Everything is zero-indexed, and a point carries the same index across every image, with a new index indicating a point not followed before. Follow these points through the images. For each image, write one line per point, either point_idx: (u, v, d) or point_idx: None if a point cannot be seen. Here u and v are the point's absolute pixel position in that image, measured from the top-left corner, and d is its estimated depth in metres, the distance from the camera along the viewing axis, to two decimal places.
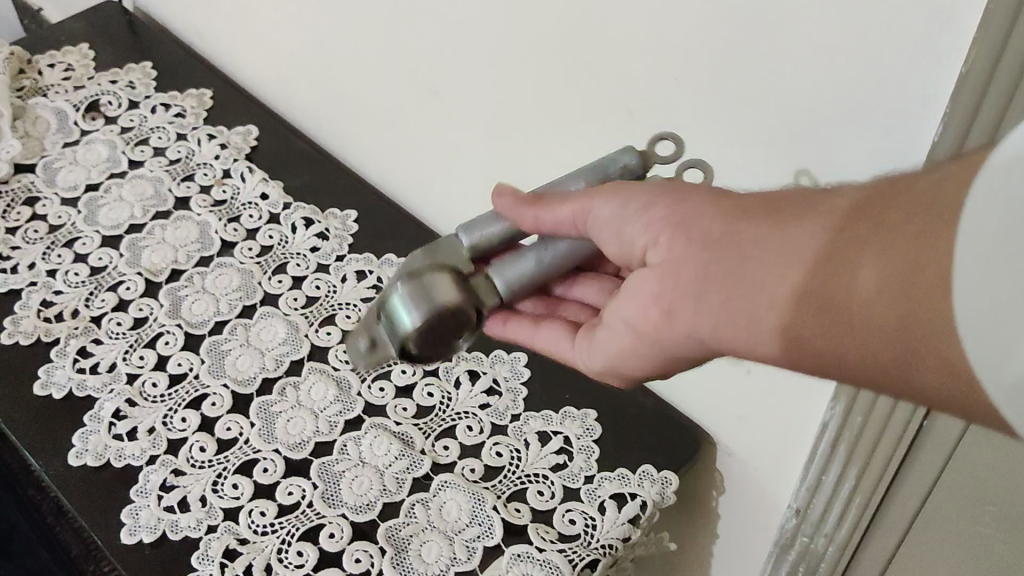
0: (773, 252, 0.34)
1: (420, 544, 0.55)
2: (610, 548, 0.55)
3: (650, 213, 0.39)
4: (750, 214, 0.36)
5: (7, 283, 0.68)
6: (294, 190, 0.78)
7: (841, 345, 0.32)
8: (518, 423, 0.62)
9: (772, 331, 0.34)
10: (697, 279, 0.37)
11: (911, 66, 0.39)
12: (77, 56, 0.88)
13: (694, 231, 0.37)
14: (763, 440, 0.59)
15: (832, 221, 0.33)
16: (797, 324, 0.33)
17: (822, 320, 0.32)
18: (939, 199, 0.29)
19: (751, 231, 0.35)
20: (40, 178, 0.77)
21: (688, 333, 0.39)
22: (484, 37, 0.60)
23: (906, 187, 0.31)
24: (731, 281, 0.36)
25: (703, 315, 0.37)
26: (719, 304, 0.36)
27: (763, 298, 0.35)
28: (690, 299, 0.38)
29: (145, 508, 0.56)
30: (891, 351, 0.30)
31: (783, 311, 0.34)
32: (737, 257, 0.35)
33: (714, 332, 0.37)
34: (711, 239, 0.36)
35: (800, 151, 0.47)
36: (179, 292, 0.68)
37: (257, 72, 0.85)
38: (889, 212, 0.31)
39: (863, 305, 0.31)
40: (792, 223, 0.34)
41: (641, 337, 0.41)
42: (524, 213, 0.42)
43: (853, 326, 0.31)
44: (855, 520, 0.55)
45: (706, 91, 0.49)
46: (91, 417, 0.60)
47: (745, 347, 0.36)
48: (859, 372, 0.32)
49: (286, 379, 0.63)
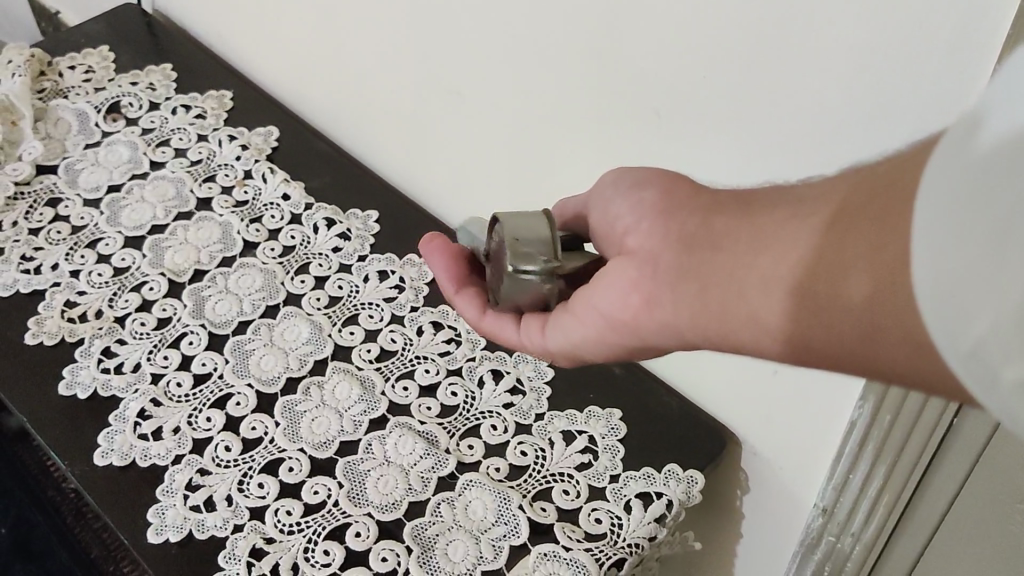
0: (748, 241, 0.36)
1: (447, 543, 0.54)
2: (637, 547, 0.55)
3: (641, 197, 0.42)
4: (727, 208, 0.38)
5: (31, 284, 0.68)
6: (315, 191, 0.78)
7: (814, 326, 0.33)
8: (542, 423, 0.62)
9: (752, 323, 0.35)
10: (678, 272, 0.38)
11: (945, 62, 0.39)
12: (98, 58, 0.89)
13: (679, 221, 0.39)
14: (788, 440, 0.59)
15: (805, 210, 0.34)
16: (788, 310, 0.34)
17: (796, 305, 0.33)
18: (901, 185, 0.31)
19: (731, 221, 0.37)
20: (62, 179, 0.77)
21: (668, 320, 0.39)
22: (509, 36, 0.60)
23: (873, 176, 0.32)
24: (712, 272, 0.37)
25: (681, 306, 0.38)
26: (700, 295, 0.37)
27: (735, 288, 0.36)
28: (671, 290, 0.39)
29: (171, 508, 0.56)
30: (864, 328, 0.31)
31: (774, 301, 0.34)
32: (715, 248, 0.37)
33: (693, 324, 0.38)
34: (692, 232, 0.38)
35: (829, 151, 0.46)
36: (202, 292, 0.68)
37: (278, 74, 0.85)
38: (852, 198, 0.32)
39: (836, 284, 0.31)
40: (765, 215, 0.36)
41: (614, 327, 0.42)
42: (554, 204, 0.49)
43: (827, 307, 0.32)
44: (882, 518, 0.55)
45: (732, 92, 0.49)
46: (115, 417, 0.60)
47: (727, 340, 0.37)
48: (838, 354, 0.32)
49: (310, 379, 0.63)
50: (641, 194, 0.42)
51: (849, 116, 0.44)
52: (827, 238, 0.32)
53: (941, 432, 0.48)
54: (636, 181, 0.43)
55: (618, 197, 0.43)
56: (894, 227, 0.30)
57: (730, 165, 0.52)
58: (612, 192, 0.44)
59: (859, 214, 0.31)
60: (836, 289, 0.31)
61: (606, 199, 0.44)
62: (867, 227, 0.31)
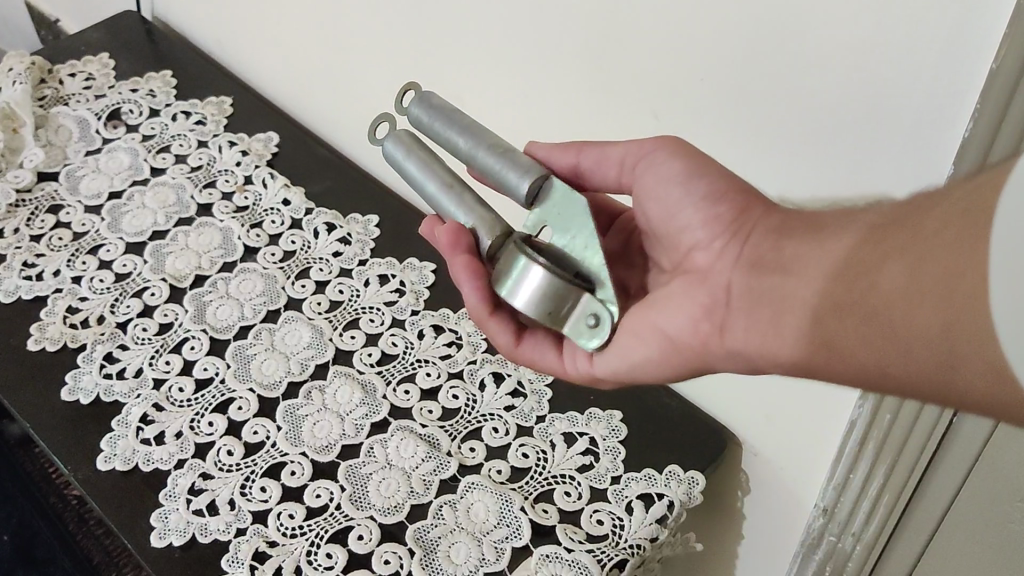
0: (813, 260, 0.37)
1: (449, 545, 0.55)
2: (638, 549, 0.56)
3: (710, 213, 0.43)
4: (797, 231, 0.39)
5: (34, 290, 0.69)
6: (316, 195, 0.78)
7: (875, 356, 0.34)
8: (544, 424, 0.62)
9: (814, 346, 0.36)
10: (753, 295, 0.40)
11: (944, 60, 0.39)
12: (98, 65, 0.89)
13: (751, 243, 0.40)
14: (791, 441, 0.59)
15: (863, 232, 0.35)
16: (846, 339, 0.35)
17: (859, 330, 0.34)
18: (965, 203, 0.31)
19: (799, 244, 0.38)
20: (63, 186, 0.77)
21: (735, 345, 0.41)
22: (508, 40, 0.60)
23: (935, 202, 0.33)
24: (780, 297, 0.38)
25: (750, 330, 0.40)
26: (768, 316, 0.39)
27: (802, 314, 0.37)
28: (747, 312, 0.40)
29: (174, 512, 0.56)
30: (929, 358, 0.32)
31: (830, 330, 0.36)
32: (782, 271, 0.38)
33: (762, 349, 0.39)
34: (763, 254, 0.40)
35: (828, 152, 0.47)
36: (204, 297, 0.69)
37: (277, 80, 0.85)
38: (921, 220, 0.33)
39: (906, 310, 0.32)
40: (828, 234, 0.37)
41: (682, 345, 0.43)
42: (564, 155, 0.48)
43: (892, 331, 0.33)
44: (884, 516, 0.55)
45: (733, 94, 0.49)
46: (118, 422, 0.61)
47: (793, 366, 0.38)
48: (904, 380, 0.33)
49: (312, 383, 0.63)
50: (712, 208, 0.43)
51: (849, 117, 0.45)
52: (896, 262, 0.33)
53: (941, 432, 0.49)
54: (702, 191, 0.43)
55: (686, 204, 0.44)
56: (958, 250, 0.31)
57: (732, 167, 0.52)
58: (679, 197, 0.44)
59: (923, 239, 0.32)
60: (900, 313, 0.33)
61: (670, 206, 0.45)
62: (936, 253, 0.32)
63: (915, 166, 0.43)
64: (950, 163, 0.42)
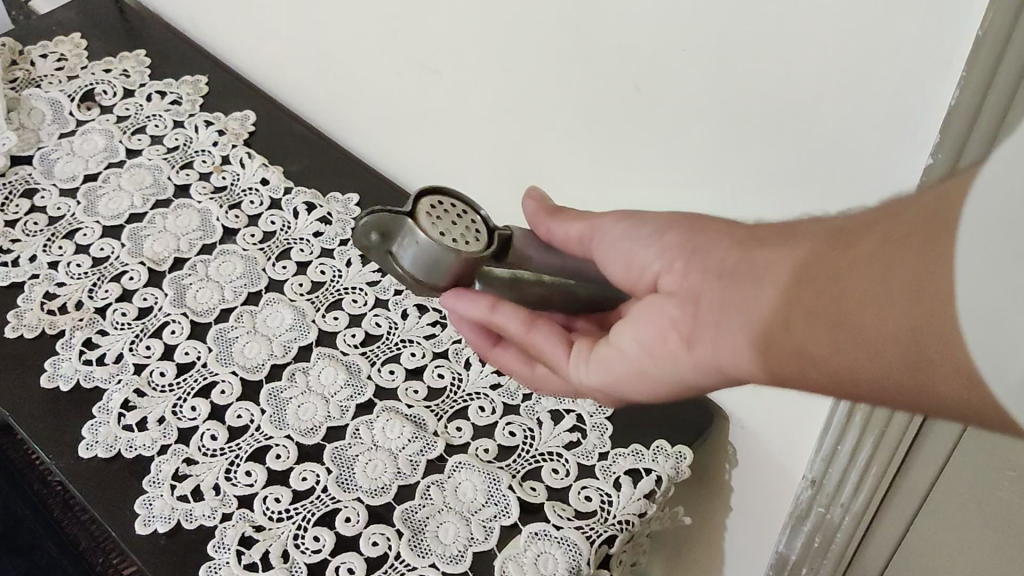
0: (777, 273, 0.34)
1: (437, 526, 0.54)
2: (628, 524, 0.55)
3: (665, 240, 0.40)
4: (764, 241, 0.36)
5: (9, 277, 0.68)
6: (295, 175, 0.77)
7: (854, 370, 0.31)
8: (530, 403, 0.62)
9: (785, 361, 0.34)
10: (718, 308, 0.36)
11: (923, 29, 0.38)
12: (70, 46, 0.88)
13: (713, 257, 0.37)
14: (779, 414, 0.59)
15: (833, 242, 0.33)
16: (825, 355, 0.32)
17: (834, 342, 0.31)
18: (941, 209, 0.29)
19: (762, 255, 0.35)
20: (37, 169, 0.76)
21: (709, 359, 0.38)
22: (482, 13, 0.59)
23: (907, 209, 0.31)
24: (746, 305, 0.35)
25: (720, 342, 0.37)
26: (734, 327, 0.36)
27: (765, 325, 0.34)
28: (711, 326, 0.37)
29: (158, 499, 0.55)
30: (907, 369, 0.29)
31: (807, 346, 0.32)
32: (745, 281, 0.35)
33: (734, 358, 0.36)
34: (728, 267, 0.36)
35: (807, 124, 0.46)
36: (182, 280, 0.68)
37: (251, 58, 0.84)
38: (895, 227, 0.30)
39: (876, 325, 0.30)
40: (799, 241, 0.34)
41: (655, 356, 0.41)
42: (541, 222, 0.46)
43: (870, 342, 0.30)
44: (874, 483, 0.55)
45: (712, 68, 0.48)
46: (99, 408, 0.60)
47: (769, 377, 0.35)
48: (890, 392, 0.30)
49: (295, 365, 0.63)
50: (664, 236, 0.40)
51: (827, 88, 0.44)
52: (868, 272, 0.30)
53: None
54: (655, 226, 0.41)
55: (640, 244, 0.41)
56: (931, 253, 0.28)
57: (715, 138, 0.51)
58: (641, 236, 0.41)
59: (893, 249, 0.30)
60: (876, 315, 0.30)
61: (624, 244, 0.42)
62: (906, 260, 0.29)
63: (897, 138, 0.43)
64: (932, 134, 0.41)
